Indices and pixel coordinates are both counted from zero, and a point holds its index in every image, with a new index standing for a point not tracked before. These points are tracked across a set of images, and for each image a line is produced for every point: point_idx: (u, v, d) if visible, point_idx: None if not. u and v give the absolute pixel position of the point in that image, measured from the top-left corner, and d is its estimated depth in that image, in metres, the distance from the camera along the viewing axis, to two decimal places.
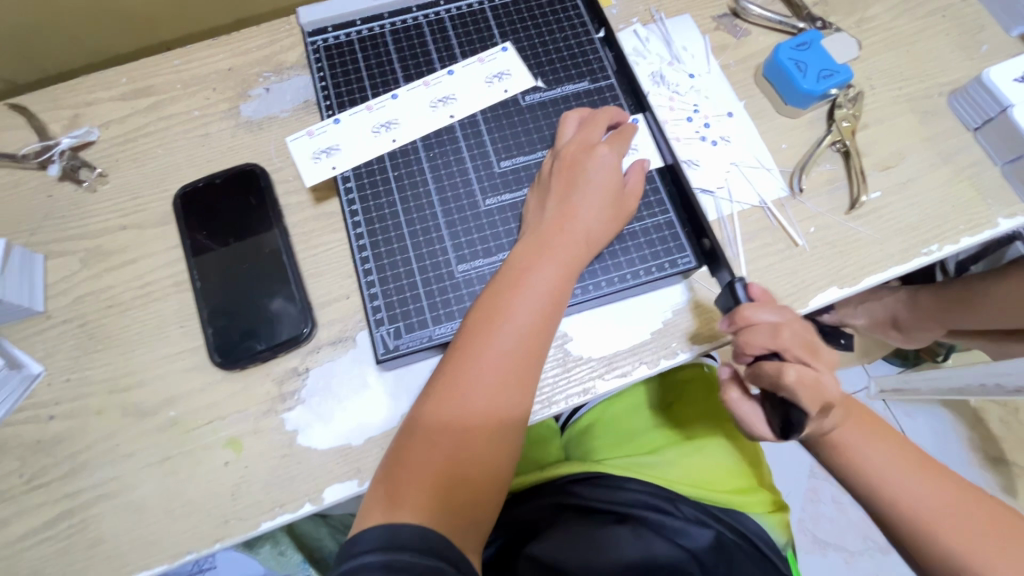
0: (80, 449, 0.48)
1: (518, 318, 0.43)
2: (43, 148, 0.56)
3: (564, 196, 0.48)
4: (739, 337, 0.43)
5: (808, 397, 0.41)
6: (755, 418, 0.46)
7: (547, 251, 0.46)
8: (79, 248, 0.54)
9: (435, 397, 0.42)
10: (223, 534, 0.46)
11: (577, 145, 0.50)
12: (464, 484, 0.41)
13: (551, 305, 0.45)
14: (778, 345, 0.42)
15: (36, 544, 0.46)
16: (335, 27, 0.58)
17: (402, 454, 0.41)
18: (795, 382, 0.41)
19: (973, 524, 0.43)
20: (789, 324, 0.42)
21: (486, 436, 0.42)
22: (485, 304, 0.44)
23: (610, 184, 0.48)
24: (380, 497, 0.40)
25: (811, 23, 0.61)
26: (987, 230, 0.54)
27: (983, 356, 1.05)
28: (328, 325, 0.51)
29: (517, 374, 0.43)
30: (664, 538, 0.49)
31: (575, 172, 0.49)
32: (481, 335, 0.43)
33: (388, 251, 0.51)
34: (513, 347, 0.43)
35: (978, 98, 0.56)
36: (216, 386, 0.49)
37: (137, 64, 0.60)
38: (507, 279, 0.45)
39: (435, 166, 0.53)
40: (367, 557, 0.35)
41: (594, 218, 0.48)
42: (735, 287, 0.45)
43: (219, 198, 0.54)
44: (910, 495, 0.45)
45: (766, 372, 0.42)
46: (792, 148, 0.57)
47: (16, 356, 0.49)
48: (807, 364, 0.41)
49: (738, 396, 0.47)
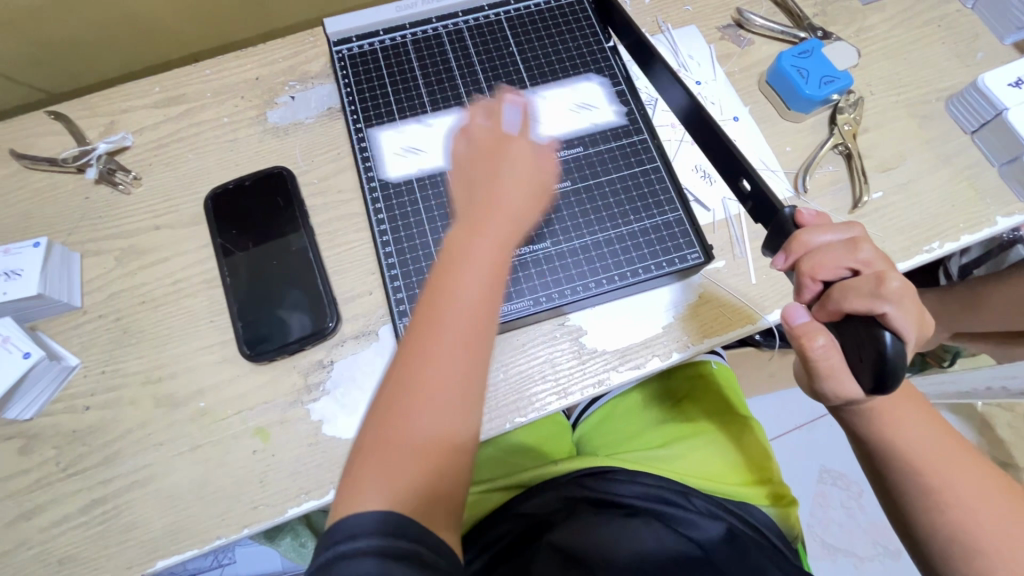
0: (114, 438, 0.50)
1: (463, 301, 0.39)
2: (81, 153, 0.59)
3: (482, 170, 0.45)
4: (808, 262, 0.40)
5: (903, 309, 0.37)
6: (838, 367, 0.39)
7: (482, 229, 0.41)
8: (114, 248, 0.56)
9: (382, 403, 0.38)
10: (251, 520, 0.47)
11: (483, 124, 0.47)
12: (435, 477, 0.37)
13: (496, 282, 0.41)
14: (855, 260, 0.39)
15: (71, 529, 0.47)
16: (359, 37, 0.61)
17: (353, 469, 0.36)
18: (896, 291, 0.37)
19: (986, 505, 0.44)
20: (861, 241, 0.41)
21: (443, 442, 0.37)
22: (430, 294, 0.40)
23: (523, 163, 0.45)
24: (344, 497, 0.36)
25: (812, 33, 0.64)
26: (986, 229, 0.56)
27: (988, 360, 1.06)
28: (351, 319, 0.53)
29: (468, 361, 0.38)
30: (673, 530, 0.50)
31: (494, 145, 0.46)
32: (424, 326, 0.39)
33: (410, 246, 0.53)
34: (464, 336, 0.39)
35: (974, 103, 0.59)
36: (244, 378, 0.51)
37: (169, 74, 0.63)
38: (443, 263, 0.41)
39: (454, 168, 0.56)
40: (354, 543, 0.33)
41: (518, 198, 0.43)
42: (787, 215, 0.43)
43: (247, 199, 0.57)
44: (939, 475, 0.45)
45: (857, 288, 0.38)
46: (796, 151, 0.59)
47: (54, 349, 0.52)
48: (898, 275, 0.39)
49: (827, 341, 0.39)
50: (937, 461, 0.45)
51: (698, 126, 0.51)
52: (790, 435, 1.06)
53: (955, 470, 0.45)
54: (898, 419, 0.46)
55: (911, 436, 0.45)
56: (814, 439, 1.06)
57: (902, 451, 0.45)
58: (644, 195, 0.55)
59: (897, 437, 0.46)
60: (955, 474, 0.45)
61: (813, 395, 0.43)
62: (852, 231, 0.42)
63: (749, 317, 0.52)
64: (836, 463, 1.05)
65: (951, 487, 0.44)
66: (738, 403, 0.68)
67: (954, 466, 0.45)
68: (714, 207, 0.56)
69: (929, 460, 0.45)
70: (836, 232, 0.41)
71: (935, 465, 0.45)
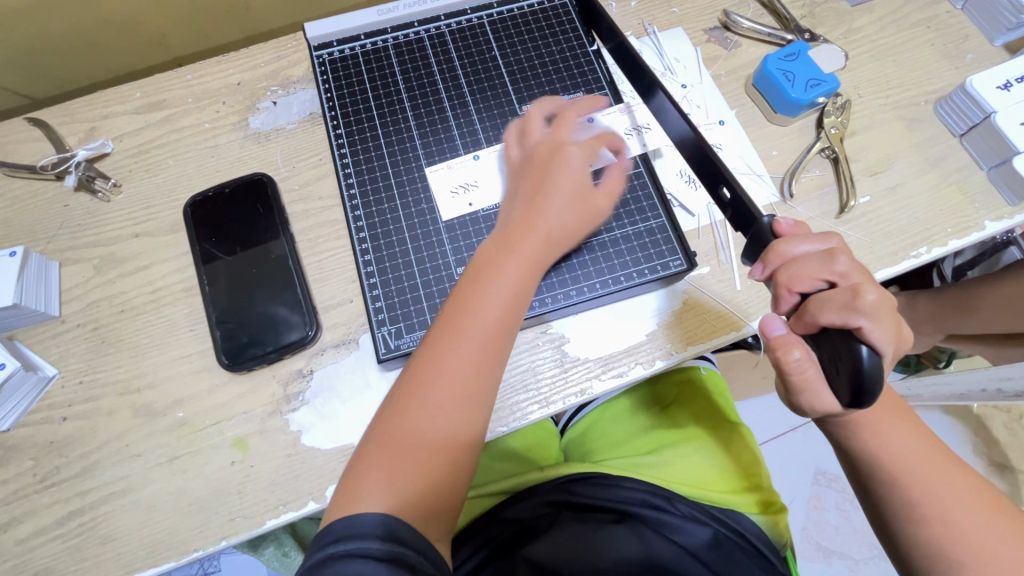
0: (92, 449, 0.49)
1: (482, 312, 0.42)
2: (60, 160, 0.58)
3: (533, 191, 0.47)
4: (784, 273, 0.40)
5: (880, 322, 0.36)
6: (814, 380, 0.39)
7: (511, 247, 0.45)
8: (93, 256, 0.56)
9: (397, 399, 0.41)
10: (229, 532, 0.47)
11: (546, 144, 0.50)
12: (426, 476, 0.39)
13: (515, 296, 0.44)
14: (832, 271, 0.39)
15: (47, 542, 0.47)
16: (340, 42, 0.61)
17: (366, 451, 0.40)
18: (874, 304, 0.36)
19: (968, 513, 0.44)
20: (839, 251, 0.40)
21: (446, 440, 0.40)
22: (455, 295, 0.44)
23: (576, 184, 0.48)
24: (346, 489, 0.39)
25: (800, 35, 0.63)
26: (974, 233, 0.55)
27: (983, 362, 1.06)
28: (332, 328, 0.52)
29: (481, 372, 0.42)
30: (661, 535, 0.50)
31: (545, 168, 0.48)
32: (446, 327, 0.42)
33: (390, 254, 0.52)
34: (478, 340, 0.42)
35: (963, 105, 0.58)
36: (223, 387, 0.51)
37: (150, 79, 0.62)
38: (473, 272, 0.44)
39: (430, 176, 0.55)
40: (342, 545, 0.35)
41: (561, 215, 0.47)
42: (765, 224, 0.43)
43: (227, 206, 0.56)
44: (922, 485, 0.44)
45: (833, 299, 0.38)
46: (782, 154, 0.59)
47: (31, 359, 0.51)
48: (876, 287, 0.38)
49: (802, 354, 0.39)
50: (919, 470, 0.45)
51: (680, 136, 0.50)
52: (784, 437, 1.06)
53: (937, 479, 0.44)
54: (881, 429, 0.45)
55: (894, 445, 0.45)
56: (807, 441, 1.06)
57: (883, 462, 0.45)
58: (626, 200, 0.54)
59: (879, 446, 0.45)
60: (937, 483, 0.44)
61: (792, 407, 0.42)
62: (830, 241, 0.41)
63: (734, 324, 0.52)
64: (829, 466, 1.04)
65: (933, 496, 0.44)
66: (727, 407, 0.68)
67: (937, 474, 0.45)
68: (699, 212, 0.56)
69: (910, 470, 0.45)
70: (813, 242, 0.40)
71: (918, 475, 0.45)
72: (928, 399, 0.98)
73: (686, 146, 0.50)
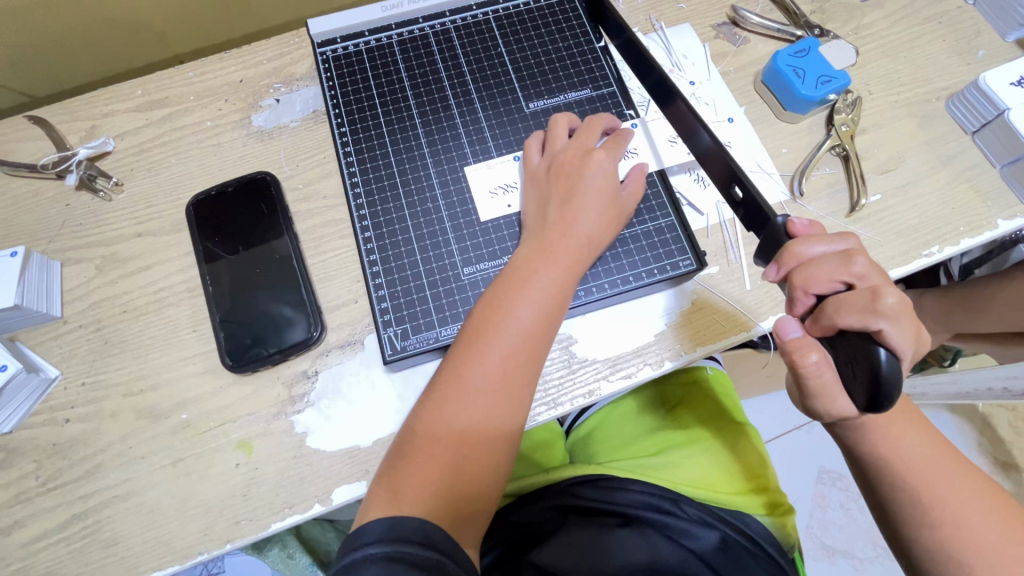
0: (94, 451, 0.49)
1: (519, 320, 0.43)
2: (61, 159, 0.58)
3: (563, 200, 0.48)
4: (800, 274, 0.39)
5: (899, 326, 0.36)
6: (830, 384, 0.39)
7: (550, 257, 0.45)
8: (94, 256, 0.55)
9: (434, 404, 0.42)
10: (234, 535, 0.46)
11: (572, 150, 0.50)
12: (463, 478, 0.40)
13: (554, 307, 0.45)
14: (849, 273, 0.38)
15: (50, 545, 0.46)
16: (344, 38, 0.60)
17: (405, 457, 0.41)
18: (894, 307, 0.36)
19: (982, 520, 0.43)
20: (856, 252, 0.39)
21: (485, 447, 0.41)
22: (494, 304, 0.44)
23: (607, 190, 0.48)
24: (383, 492, 0.40)
25: (809, 31, 0.62)
26: (987, 232, 0.54)
27: (990, 361, 1.05)
28: (337, 328, 0.52)
29: (519, 376, 0.43)
30: (666, 538, 0.49)
31: (572, 177, 0.49)
32: (486, 335, 0.43)
33: (395, 254, 0.52)
34: (518, 350, 0.43)
35: (975, 102, 0.57)
36: (227, 389, 0.50)
37: (151, 77, 0.62)
38: (510, 281, 0.45)
39: (469, 173, 0.54)
40: (369, 548, 0.35)
41: (593, 223, 0.47)
42: (779, 224, 0.42)
43: (230, 205, 0.56)
44: (932, 488, 0.44)
45: (851, 302, 0.37)
46: (792, 152, 0.58)
47: (33, 361, 0.51)
48: (895, 290, 0.37)
49: (819, 358, 0.39)
50: (931, 476, 0.44)
51: (695, 137, 0.49)
52: (788, 436, 1.05)
53: (948, 483, 0.44)
54: (893, 433, 0.45)
55: (905, 449, 0.45)
56: (812, 440, 1.05)
57: (892, 465, 0.45)
58: None
59: (887, 449, 0.45)
60: (948, 486, 0.44)
61: (806, 410, 0.42)
62: (846, 242, 0.40)
63: (743, 324, 0.51)
64: (834, 464, 1.04)
65: (945, 501, 0.44)
66: (734, 408, 0.67)
67: (950, 480, 0.44)
68: (707, 211, 0.55)
69: (921, 474, 0.44)
70: (829, 243, 0.40)
71: (929, 480, 0.44)
72: (934, 398, 0.98)
73: (701, 148, 0.49)
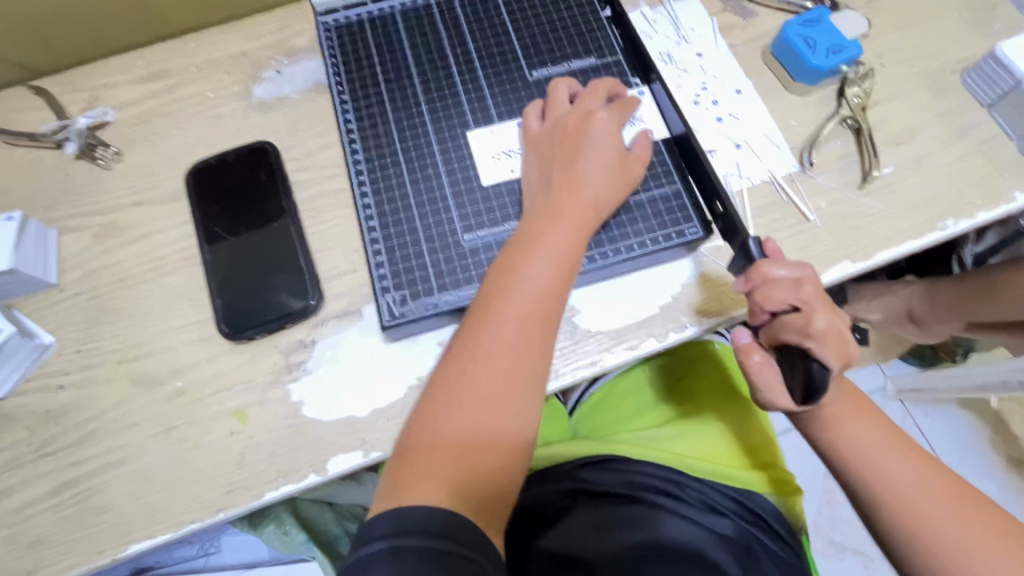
0: (87, 418, 0.48)
1: (530, 281, 0.42)
2: (60, 127, 0.57)
3: (569, 163, 0.47)
4: (759, 294, 0.43)
5: (827, 345, 0.42)
6: (772, 383, 0.46)
7: (557, 218, 0.44)
8: (92, 224, 0.54)
9: (446, 374, 0.41)
10: (227, 504, 0.45)
11: (575, 114, 0.49)
12: (488, 446, 0.39)
13: (565, 266, 0.44)
14: (798, 297, 0.42)
15: (41, 512, 0.46)
16: (346, 8, 0.59)
17: (419, 433, 0.39)
18: (824, 331, 0.41)
19: (945, 499, 0.43)
20: (808, 278, 0.42)
21: (507, 409, 0.40)
22: (500, 271, 0.43)
23: (612, 150, 0.47)
24: (402, 474, 0.38)
25: (819, 3, 0.61)
26: (1004, 206, 0.53)
27: (1004, 354, 1.03)
28: (335, 298, 0.51)
29: (535, 336, 0.42)
30: (679, 518, 0.46)
31: (577, 139, 0.47)
32: (494, 301, 0.42)
33: (395, 222, 0.51)
34: (530, 311, 0.42)
35: (991, 73, 0.56)
36: (223, 357, 0.49)
37: (153, 49, 0.61)
38: (517, 245, 0.44)
39: (472, 139, 0.53)
40: (378, 544, 0.33)
41: (601, 183, 0.46)
42: (751, 243, 0.45)
43: (230, 174, 0.55)
44: (894, 474, 0.44)
45: (791, 324, 0.42)
46: (801, 125, 0.57)
47: (28, 326, 0.50)
48: (830, 312, 0.42)
49: (759, 360, 0.46)
50: (892, 461, 0.44)
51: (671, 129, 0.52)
52: (798, 430, 1.03)
53: (907, 467, 0.44)
54: (854, 422, 0.46)
55: (861, 436, 0.45)
56: None
57: (854, 452, 0.45)
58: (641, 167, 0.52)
59: (848, 436, 0.46)
60: (906, 469, 0.44)
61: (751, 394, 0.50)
62: (803, 270, 0.43)
63: (748, 297, 0.50)
64: None
65: (909, 486, 0.43)
66: (741, 385, 0.65)
67: (909, 461, 0.44)
68: None
69: (882, 459, 0.44)
70: (788, 267, 0.42)
71: (889, 463, 0.44)
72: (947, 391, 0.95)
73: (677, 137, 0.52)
